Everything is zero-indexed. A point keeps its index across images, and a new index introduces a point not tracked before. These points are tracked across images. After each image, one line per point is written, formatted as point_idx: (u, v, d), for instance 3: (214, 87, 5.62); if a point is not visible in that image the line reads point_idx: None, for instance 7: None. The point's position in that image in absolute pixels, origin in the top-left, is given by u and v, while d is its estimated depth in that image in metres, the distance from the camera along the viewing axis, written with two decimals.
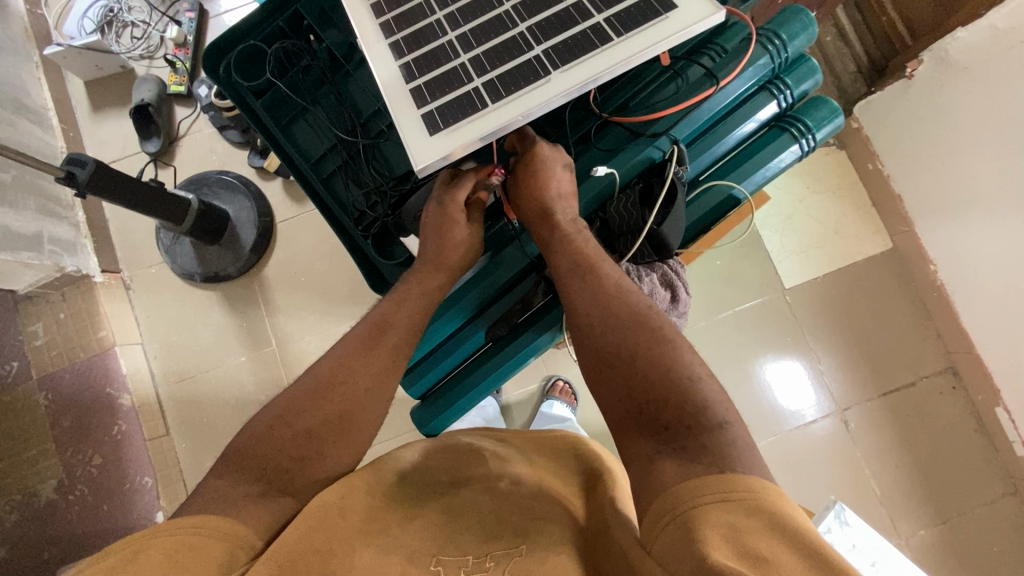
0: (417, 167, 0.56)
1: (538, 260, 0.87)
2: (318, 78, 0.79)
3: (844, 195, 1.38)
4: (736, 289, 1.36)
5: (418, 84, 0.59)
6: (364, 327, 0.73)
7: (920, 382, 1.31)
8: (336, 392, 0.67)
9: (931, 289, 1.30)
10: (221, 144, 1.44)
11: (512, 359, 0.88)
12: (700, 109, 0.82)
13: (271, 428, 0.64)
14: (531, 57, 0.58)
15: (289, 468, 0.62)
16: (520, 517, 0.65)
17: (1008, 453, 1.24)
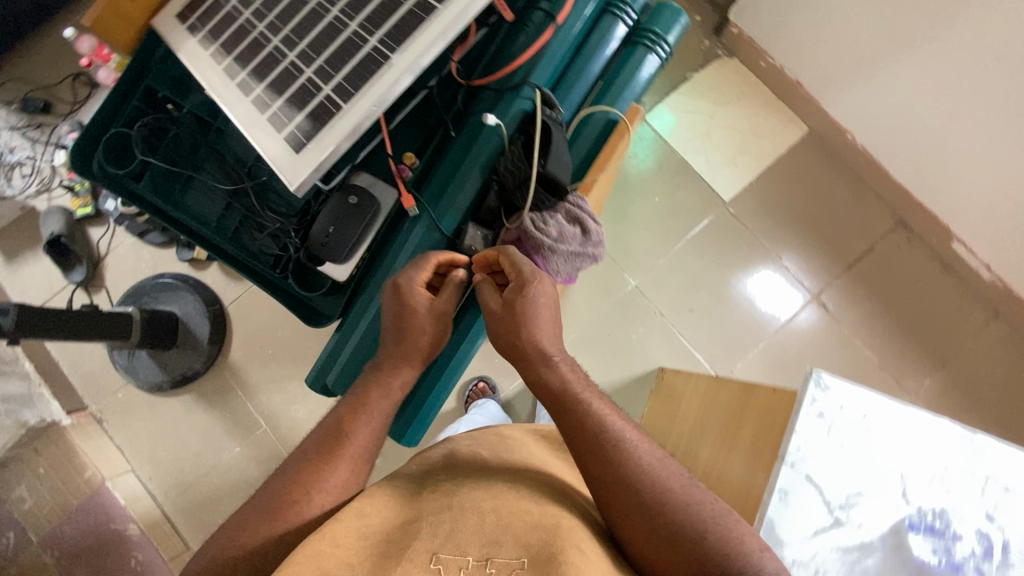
0: (294, 186, 0.61)
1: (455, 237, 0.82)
2: (191, 143, 0.79)
3: (747, 97, 1.42)
4: (682, 219, 1.39)
5: (275, 110, 0.63)
6: (331, 442, 0.65)
7: (878, 246, 1.35)
8: (311, 487, 0.62)
9: (855, 154, 1.34)
10: (147, 250, 1.42)
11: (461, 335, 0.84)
12: (551, 49, 0.82)
13: (242, 546, 0.58)
14: (369, 50, 0.62)
15: (274, 550, 0.58)
16: (522, 508, 0.59)
17: (976, 281, 1.29)
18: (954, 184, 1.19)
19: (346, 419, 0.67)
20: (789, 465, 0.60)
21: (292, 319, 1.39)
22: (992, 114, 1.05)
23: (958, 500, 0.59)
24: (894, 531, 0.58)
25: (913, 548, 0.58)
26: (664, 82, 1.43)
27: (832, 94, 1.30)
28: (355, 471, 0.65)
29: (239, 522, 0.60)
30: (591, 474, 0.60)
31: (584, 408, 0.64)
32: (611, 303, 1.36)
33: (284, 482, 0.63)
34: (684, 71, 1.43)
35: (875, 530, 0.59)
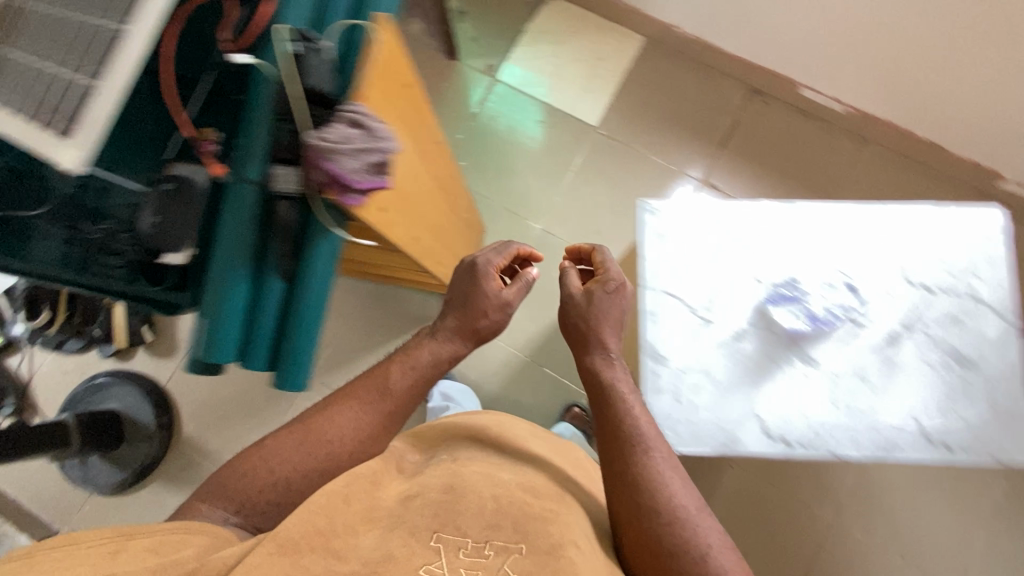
0: (68, 168, 0.62)
1: (262, 159, 0.58)
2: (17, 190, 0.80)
3: (583, 29, 1.51)
4: (562, 155, 1.46)
5: (33, 111, 0.63)
6: (376, 404, 0.71)
7: (742, 116, 1.44)
8: (344, 429, 0.69)
9: (692, 45, 1.44)
10: (71, 359, 1.41)
11: (323, 282, 0.60)
12: None
13: (274, 476, 0.67)
14: (113, 35, 0.64)
15: (295, 478, 0.67)
16: (523, 498, 0.60)
17: (835, 117, 1.40)
18: (780, 42, 1.29)
19: (391, 373, 0.73)
20: (649, 288, 0.64)
21: (233, 374, 1.39)
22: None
23: (805, 266, 0.64)
24: (756, 311, 0.63)
25: (777, 321, 0.63)
26: (505, 40, 1.53)
27: (650, 1, 1.39)
28: (379, 436, 0.71)
29: (276, 453, 0.68)
30: (612, 462, 0.58)
31: (618, 404, 0.60)
32: None
33: (320, 418, 0.70)
34: (520, 27, 1.53)
35: (739, 316, 0.63)
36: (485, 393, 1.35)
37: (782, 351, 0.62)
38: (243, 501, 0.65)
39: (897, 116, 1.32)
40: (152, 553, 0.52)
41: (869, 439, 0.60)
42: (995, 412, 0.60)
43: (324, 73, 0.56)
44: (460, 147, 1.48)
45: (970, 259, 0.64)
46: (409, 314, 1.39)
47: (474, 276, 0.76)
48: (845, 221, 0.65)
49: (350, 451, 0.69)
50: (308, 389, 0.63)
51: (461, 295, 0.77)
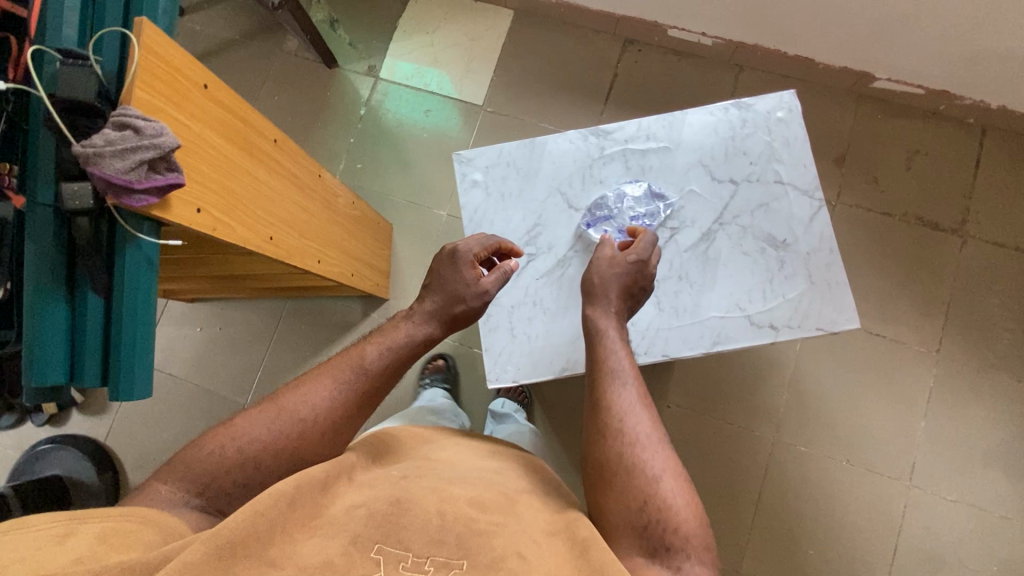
0: None
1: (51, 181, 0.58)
2: None
3: (451, 14, 1.53)
4: (454, 140, 1.48)
5: None
6: (353, 384, 0.66)
7: (619, 68, 1.46)
8: (318, 405, 0.64)
9: (556, 9, 1.47)
10: (7, 435, 1.41)
11: (143, 294, 0.62)
12: None
13: (242, 452, 0.60)
14: None
15: (266, 459, 0.61)
16: (467, 514, 0.53)
17: (706, 52, 1.43)
18: None
19: (371, 350, 0.68)
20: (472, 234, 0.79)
21: (171, 417, 1.40)
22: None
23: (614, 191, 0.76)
24: (576, 237, 0.76)
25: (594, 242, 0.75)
26: (379, 39, 1.55)
27: None
28: (352, 425, 0.65)
29: (248, 424, 0.62)
30: (593, 396, 0.63)
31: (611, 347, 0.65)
32: (435, 238, 1.42)
33: (297, 389, 0.65)
34: (391, 24, 1.55)
35: (563, 244, 0.76)
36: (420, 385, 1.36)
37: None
38: (209, 482, 0.59)
39: (761, 38, 1.35)
40: (101, 548, 0.46)
41: (696, 334, 0.71)
42: (786, 285, 0.71)
43: (85, 84, 0.55)
44: (355, 151, 1.49)
45: (751, 161, 0.75)
46: (333, 323, 1.40)
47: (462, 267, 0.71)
48: (640, 146, 0.76)
49: (323, 433, 0.63)
50: (152, 394, 0.64)
51: (443, 285, 0.70)
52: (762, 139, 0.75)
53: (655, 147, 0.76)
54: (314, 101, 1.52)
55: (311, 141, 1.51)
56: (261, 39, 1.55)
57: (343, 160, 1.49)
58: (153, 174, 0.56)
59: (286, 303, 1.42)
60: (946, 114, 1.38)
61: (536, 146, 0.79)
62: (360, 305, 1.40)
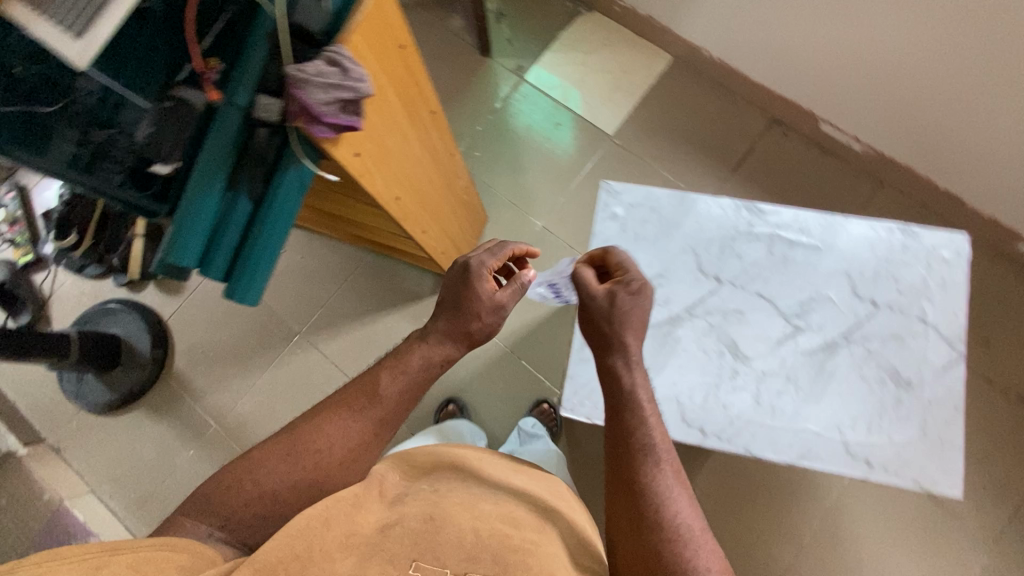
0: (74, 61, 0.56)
1: (250, 93, 0.62)
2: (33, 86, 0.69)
3: (612, 41, 1.55)
4: (573, 159, 1.49)
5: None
6: (367, 410, 0.68)
7: (758, 144, 1.44)
8: (333, 438, 0.66)
9: (716, 68, 1.46)
10: (89, 284, 1.52)
11: (287, 210, 0.66)
12: None
13: (259, 489, 0.64)
14: None
15: (281, 488, 0.64)
16: (504, 531, 0.60)
17: (851, 156, 1.39)
18: (804, 73, 1.30)
19: (385, 379, 0.69)
20: (594, 264, 0.78)
21: (229, 319, 1.46)
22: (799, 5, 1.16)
23: (750, 270, 0.75)
24: (699, 301, 0.75)
25: (714, 312, 0.75)
26: (538, 43, 1.59)
27: (678, 19, 1.42)
28: (367, 452, 0.67)
29: (263, 460, 0.66)
30: (622, 471, 0.60)
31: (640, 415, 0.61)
32: (522, 243, 1.44)
33: (309, 425, 0.68)
34: (554, 32, 1.59)
35: (680, 304, 0.75)
36: (459, 376, 1.38)
37: (714, 340, 0.74)
38: (229, 516, 0.63)
39: (915, 161, 1.30)
40: None
41: (787, 442, 0.70)
42: (900, 425, 0.70)
43: (314, 16, 0.59)
44: (478, 138, 1.53)
45: (899, 289, 0.73)
46: (402, 290, 1.44)
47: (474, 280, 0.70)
48: (793, 236, 0.75)
49: (338, 460, 0.66)
50: (258, 304, 0.69)
51: (450, 295, 0.71)
52: (919, 272, 0.73)
53: (805, 242, 0.75)
54: (457, 80, 1.58)
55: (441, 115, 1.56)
56: (431, 8, 1.63)
57: (465, 143, 1.53)
58: (342, 114, 0.59)
59: (366, 255, 1.47)
60: None
61: (687, 200, 0.78)
62: (432, 281, 1.43)
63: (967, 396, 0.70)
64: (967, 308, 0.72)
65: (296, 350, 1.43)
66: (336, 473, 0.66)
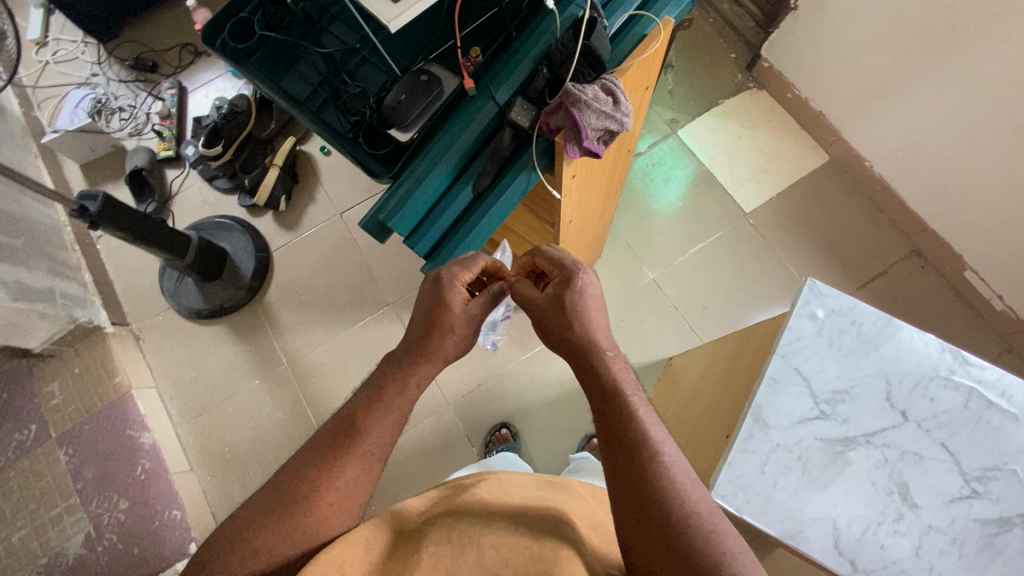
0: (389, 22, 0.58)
1: (511, 97, 0.65)
2: (300, 34, 0.74)
3: (772, 124, 1.55)
4: (701, 224, 1.48)
5: None
6: (351, 448, 0.59)
7: (891, 269, 1.41)
8: (321, 484, 0.57)
9: (872, 182, 1.44)
10: (213, 194, 1.58)
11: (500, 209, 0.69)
12: None
13: (246, 553, 0.53)
14: None
15: (272, 550, 0.53)
16: (523, 545, 0.55)
17: (987, 312, 1.34)
18: (969, 217, 1.26)
19: (360, 414, 0.61)
20: (782, 357, 0.71)
21: (328, 269, 1.50)
22: (1007, 147, 1.12)
23: (941, 417, 0.68)
24: (879, 431, 0.68)
25: (892, 448, 0.67)
26: (699, 104, 1.59)
27: (852, 124, 1.40)
28: (360, 492, 0.59)
29: (244, 523, 0.54)
30: (622, 474, 0.58)
31: (625, 411, 0.61)
32: (628, 290, 1.44)
33: (289, 477, 0.58)
34: (717, 98, 1.60)
35: (861, 427, 0.68)
36: (528, 396, 1.38)
37: (886, 476, 0.66)
38: None
39: None
40: None
41: None
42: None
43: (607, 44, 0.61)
44: None
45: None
46: None
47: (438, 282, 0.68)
48: (993, 398, 0.68)
49: (330, 505, 0.56)
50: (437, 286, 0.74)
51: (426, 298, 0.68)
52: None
53: (1005, 406, 0.68)
54: None
55: None
56: None
57: None
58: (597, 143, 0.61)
59: None
60: None
61: (894, 325, 0.72)
62: None
63: None
64: None
65: (382, 319, 1.45)
66: (330, 520, 0.56)
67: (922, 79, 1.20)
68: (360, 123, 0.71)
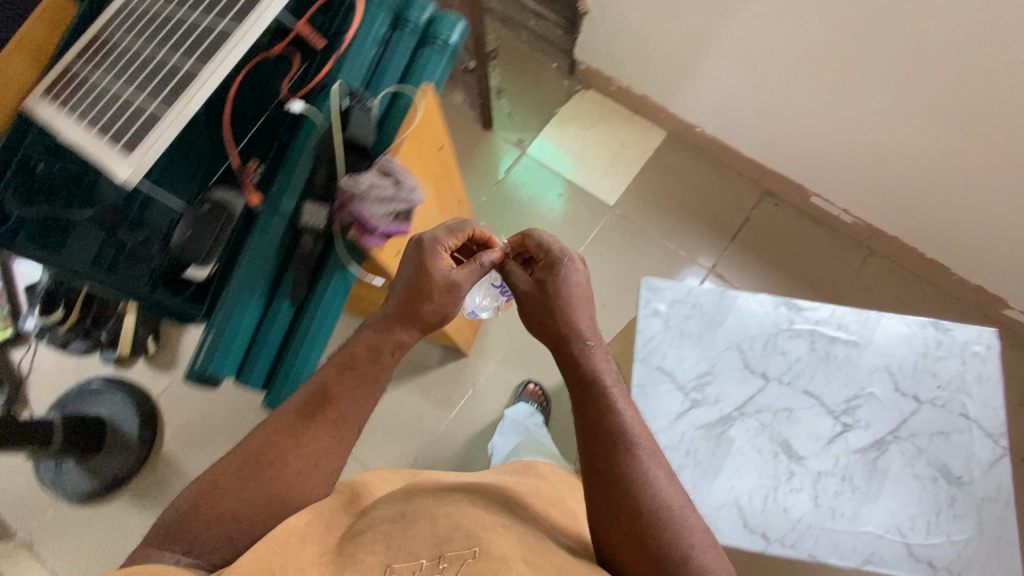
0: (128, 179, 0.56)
1: (298, 203, 0.62)
2: (66, 196, 0.68)
3: (609, 117, 1.63)
4: (576, 229, 1.53)
5: (102, 128, 0.60)
6: (327, 421, 0.63)
7: (753, 215, 1.51)
8: (294, 451, 0.60)
9: (708, 143, 1.54)
10: (71, 361, 1.43)
11: (328, 314, 0.66)
12: (356, 45, 0.66)
13: (219, 511, 0.56)
14: (179, 68, 0.59)
15: (248, 512, 0.57)
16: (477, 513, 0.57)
17: (842, 226, 1.46)
18: (795, 150, 1.38)
19: (332, 381, 0.64)
20: (645, 362, 0.80)
21: (224, 396, 1.39)
22: (801, 83, 1.23)
23: (794, 366, 0.79)
24: (748, 400, 0.78)
25: (765, 411, 0.77)
26: (537, 118, 1.66)
27: (674, 99, 1.50)
28: (329, 462, 0.62)
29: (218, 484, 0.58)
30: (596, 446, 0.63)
31: (607, 402, 0.64)
32: None
33: (264, 443, 0.61)
34: (552, 108, 1.67)
35: (731, 400, 0.78)
36: (468, 450, 1.35)
37: (767, 440, 0.76)
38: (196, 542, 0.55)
39: (903, 233, 1.37)
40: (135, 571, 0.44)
41: (848, 541, 0.73)
42: (957, 525, 0.73)
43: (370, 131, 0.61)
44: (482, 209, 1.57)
45: (939, 384, 0.78)
46: (408, 363, 1.40)
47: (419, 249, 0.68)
48: (830, 333, 0.80)
49: (297, 472, 0.60)
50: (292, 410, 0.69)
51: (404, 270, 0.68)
52: (956, 366, 0.78)
53: (845, 337, 0.80)
54: (461, 152, 1.63)
55: None
56: None
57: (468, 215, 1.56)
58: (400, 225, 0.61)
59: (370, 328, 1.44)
60: None
61: (731, 300, 0.83)
62: (439, 353, 1.40)
63: (1015, 492, 0.74)
64: (1006, 404, 0.77)
65: None
66: (301, 482, 0.60)
67: (713, 47, 1.29)
68: (154, 270, 0.66)
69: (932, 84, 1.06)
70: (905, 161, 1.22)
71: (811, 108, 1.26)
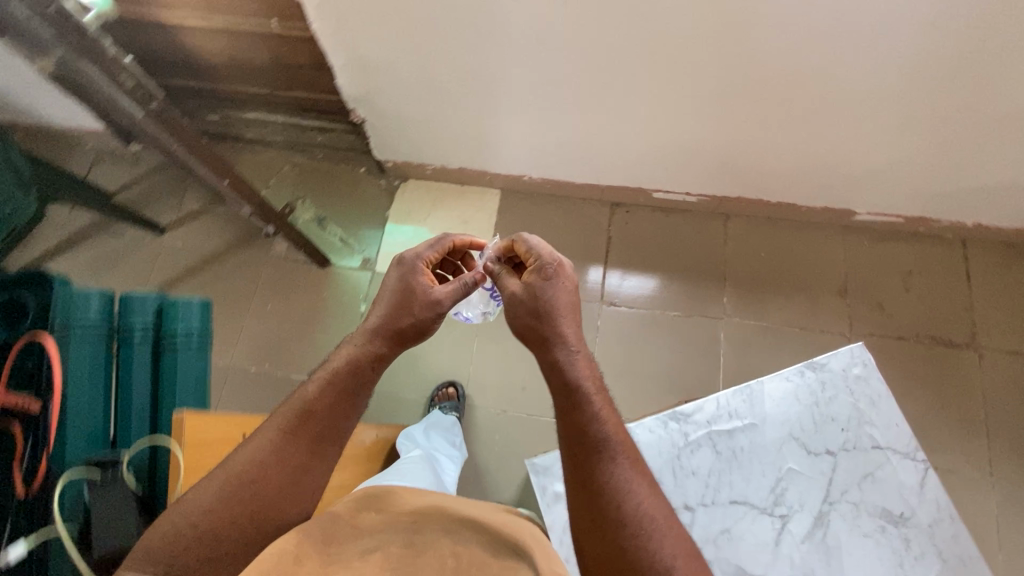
0: None
1: None
2: None
3: (439, 199, 1.56)
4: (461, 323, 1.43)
5: None
6: (296, 431, 0.67)
7: (613, 231, 1.50)
8: (270, 462, 0.65)
9: (541, 185, 1.52)
10: None
11: None
12: (71, 411, 0.92)
13: (199, 528, 0.61)
14: None
15: (236, 529, 0.61)
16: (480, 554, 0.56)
17: (692, 206, 1.49)
18: (617, 164, 1.38)
19: (302, 411, 0.67)
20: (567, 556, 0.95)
21: None
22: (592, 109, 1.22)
23: (716, 471, 0.93)
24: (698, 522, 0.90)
25: (715, 525, 0.90)
26: (370, 230, 1.58)
27: (489, 161, 1.46)
28: (309, 478, 0.66)
29: (218, 494, 0.63)
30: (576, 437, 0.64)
31: (585, 412, 0.65)
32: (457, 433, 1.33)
33: (242, 462, 0.65)
34: (380, 214, 1.59)
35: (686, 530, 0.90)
36: None
37: (731, 556, 0.88)
38: (182, 557, 0.59)
39: (743, 192, 1.41)
40: None
41: None
42: (922, 564, 0.88)
43: (116, 528, 0.76)
44: None
45: (841, 426, 0.95)
46: None
47: (400, 271, 0.78)
48: (733, 425, 0.95)
49: (276, 487, 0.64)
50: None
51: (392, 292, 0.77)
52: (847, 401, 0.96)
53: (741, 424, 0.95)
54: (310, 301, 1.51)
55: (311, 344, 1.47)
56: (252, 245, 1.56)
57: None
58: None
59: None
60: (928, 233, 1.43)
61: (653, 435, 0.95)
62: None
63: (949, 502, 0.91)
64: (899, 420, 0.95)
65: None
66: (281, 499, 0.64)
67: (498, 109, 1.26)
68: None
69: (695, 73, 1.09)
70: (710, 138, 1.25)
71: (608, 127, 1.26)
